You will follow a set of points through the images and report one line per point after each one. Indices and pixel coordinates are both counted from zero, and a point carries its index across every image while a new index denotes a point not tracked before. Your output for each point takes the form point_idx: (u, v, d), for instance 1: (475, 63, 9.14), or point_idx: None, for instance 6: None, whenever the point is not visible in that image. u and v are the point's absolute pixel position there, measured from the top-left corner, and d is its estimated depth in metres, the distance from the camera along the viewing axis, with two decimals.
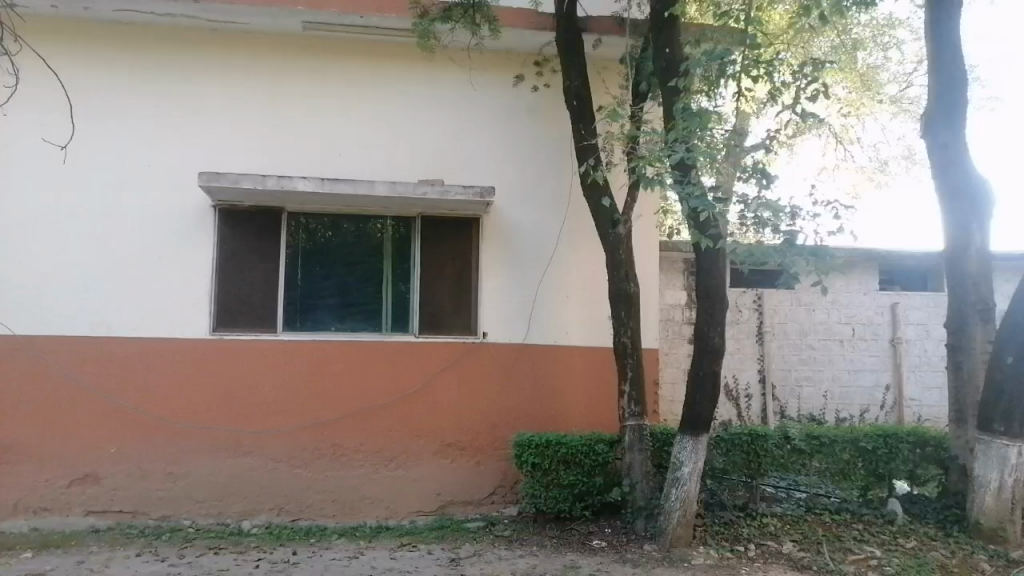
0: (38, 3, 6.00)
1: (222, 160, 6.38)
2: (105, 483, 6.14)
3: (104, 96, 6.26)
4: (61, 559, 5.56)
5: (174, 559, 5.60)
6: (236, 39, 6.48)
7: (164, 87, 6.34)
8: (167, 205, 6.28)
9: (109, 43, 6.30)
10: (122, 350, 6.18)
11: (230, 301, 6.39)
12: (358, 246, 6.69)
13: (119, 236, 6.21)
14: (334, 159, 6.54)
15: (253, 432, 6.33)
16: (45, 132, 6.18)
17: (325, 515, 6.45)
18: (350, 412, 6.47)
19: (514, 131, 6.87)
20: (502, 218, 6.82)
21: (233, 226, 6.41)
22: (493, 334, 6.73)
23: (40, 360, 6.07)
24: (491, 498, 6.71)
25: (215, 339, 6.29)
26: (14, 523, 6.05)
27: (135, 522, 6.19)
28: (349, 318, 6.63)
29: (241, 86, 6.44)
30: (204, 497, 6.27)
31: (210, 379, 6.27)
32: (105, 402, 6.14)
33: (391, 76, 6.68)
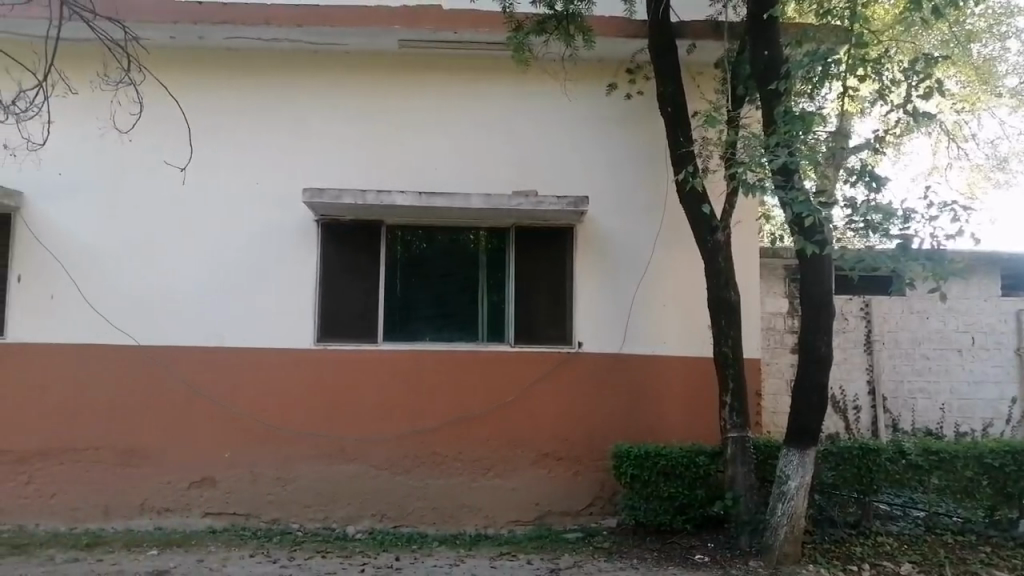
0: (158, 35, 6.43)
1: (324, 177, 6.63)
2: (220, 486, 6.47)
3: (216, 119, 6.63)
4: (183, 558, 5.89)
5: (285, 561, 5.84)
6: (337, 60, 6.73)
7: (271, 109, 6.66)
8: (275, 221, 6.58)
9: (221, 68, 6.67)
10: (235, 359, 6.50)
11: (334, 312, 6.62)
12: (454, 257, 6.81)
13: (232, 252, 6.54)
14: (430, 173, 6.69)
15: (356, 439, 6.53)
16: (167, 155, 6.59)
17: (426, 523, 6.58)
18: (448, 421, 6.58)
19: (608, 140, 6.84)
20: (597, 227, 6.79)
21: (336, 240, 6.64)
22: (589, 344, 6.70)
23: (161, 368, 6.47)
24: (589, 509, 6.66)
25: (320, 349, 6.54)
26: (140, 522, 6.44)
27: (249, 524, 6.49)
28: (446, 328, 6.75)
29: (341, 104, 6.69)
30: (312, 502, 6.51)
31: (316, 388, 6.52)
32: (220, 408, 6.47)
33: (486, 89, 6.78)
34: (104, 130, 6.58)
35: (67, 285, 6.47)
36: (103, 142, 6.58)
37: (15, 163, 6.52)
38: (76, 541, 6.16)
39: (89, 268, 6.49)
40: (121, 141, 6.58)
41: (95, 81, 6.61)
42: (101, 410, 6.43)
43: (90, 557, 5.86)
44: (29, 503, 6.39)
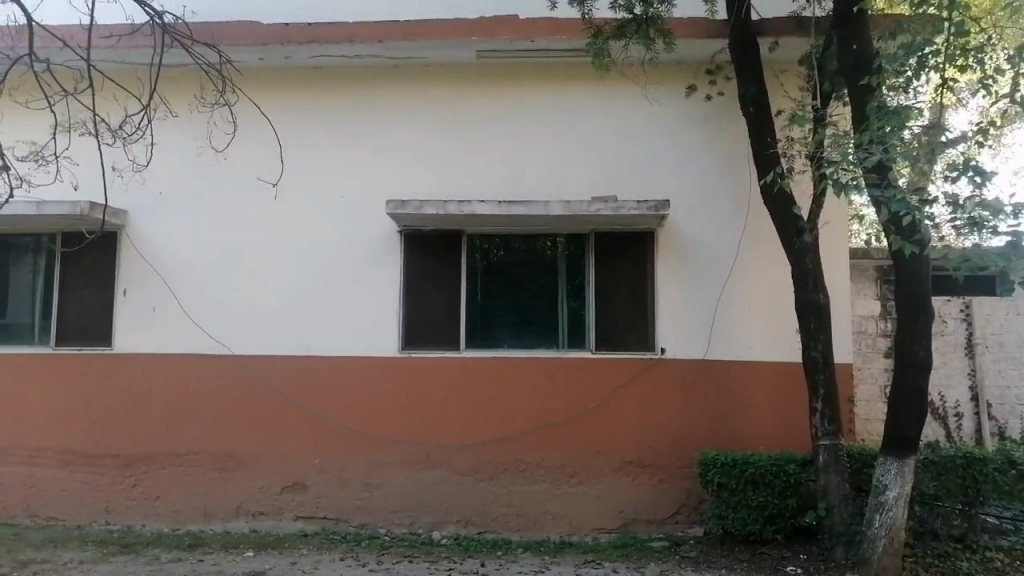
0: (249, 56, 6.72)
1: (406, 188, 6.77)
2: (311, 491, 6.67)
3: (304, 136, 6.87)
4: (278, 560, 6.09)
5: (374, 564, 5.97)
6: (417, 73, 6.87)
7: (356, 124, 6.85)
8: (360, 232, 6.76)
9: (308, 86, 6.91)
10: (324, 367, 6.70)
11: (417, 320, 6.75)
12: (532, 264, 6.85)
13: (320, 263, 6.76)
14: (510, 180, 6.74)
15: (440, 445, 6.62)
16: (260, 171, 6.87)
17: (510, 529, 6.61)
18: (531, 427, 6.60)
19: (688, 142, 6.75)
20: (678, 231, 6.70)
21: (418, 249, 6.77)
22: (672, 350, 6.61)
23: (255, 376, 6.72)
24: (675, 517, 6.56)
25: (404, 357, 6.67)
26: (237, 524, 6.69)
27: (338, 528, 6.66)
28: (527, 335, 6.78)
29: (422, 116, 6.83)
30: (399, 507, 6.63)
31: (400, 395, 6.65)
32: (309, 415, 6.68)
33: (563, 96, 6.80)
34: (201, 149, 6.90)
35: (169, 297, 6.81)
36: (200, 161, 6.90)
37: (122, 183, 6.92)
38: (179, 541, 6.46)
39: (188, 281, 6.81)
40: (217, 159, 6.89)
41: (193, 103, 6.96)
42: (199, 416, 6.72)
43: (192, 557, 6.13)
44: (136, 505, 6.72)
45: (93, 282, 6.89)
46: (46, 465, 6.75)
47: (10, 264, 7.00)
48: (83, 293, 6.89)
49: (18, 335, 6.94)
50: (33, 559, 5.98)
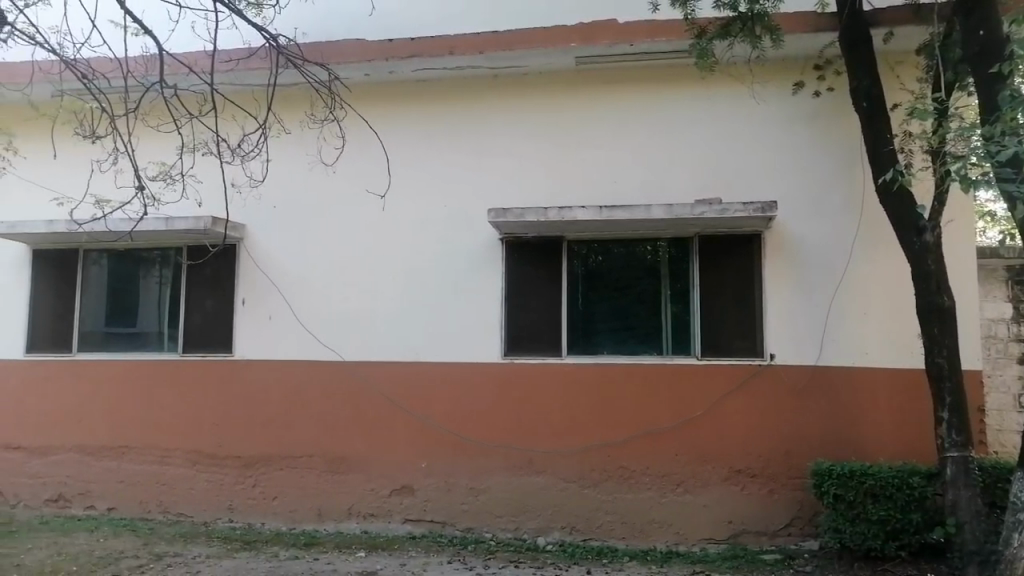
0: (354, 73, 6.97)
1: (507, 196, 6.85)
2: (418, 494, 6.82)
3: (409, 148, 7.06)
4: (389, 560, 6.27)
5: (481, 568, 6.05)
6: (516, 81, 6.94)
7: (456, 135, 6.99)
8: (463, 240, 6.88)
9: (410, 100, 7.10)
10: (429, 373, 6.85)
11: (520, 326, 6.80)
12: (632, 269, 6.77)
13: (425, 271, 6.92)
14: (610, 185, 6.70)
15: (543, 451, 6.64)
16: (369, 183, 7.10)
17: (615, 536, 6.54)
18: (635, 434, 6.52)
19: (797, 140, 6.52)
20: (787, 233, 6.47)
21: (519, 256, 6.83)
22: (782, 355, 6.38)
23: (364, 382, 6.94)
24: (788, 529, 6.32)
25: (507, 363, 6.74)
26: (349, 525, 6.93)
27: (445, 531, 6.79)
28: (629, 341, 6.70)
29: (523, 123, 6.89)
30: (504, 512, 6.69)
31: (504, 401, 6.72)
32: (416, 420, 6.84)
33: (663, 98, 6.71)
34: (313, 163, 7.21)
35: (283, 306, 7.13)
36: (311, 175, 7.20)
37: (240, 199, 7.30)
38: (296, 540, 6.74)
39: (301, 290, 7.11)
40: (327, 173, 7.18)
41: (304, 119, 7.28)
42: (312, 420, 7.01)
43: (309, 555, 6.39)
44: (256, 504, 7.06)
45: (215, 293, 7.30)
46: (176, 465, 7.19)
47: (140, 276, 7.49)
48: (205, 302, 7.31)
49: (149, 342, 7.40)
50: (166, 552, 6.39)
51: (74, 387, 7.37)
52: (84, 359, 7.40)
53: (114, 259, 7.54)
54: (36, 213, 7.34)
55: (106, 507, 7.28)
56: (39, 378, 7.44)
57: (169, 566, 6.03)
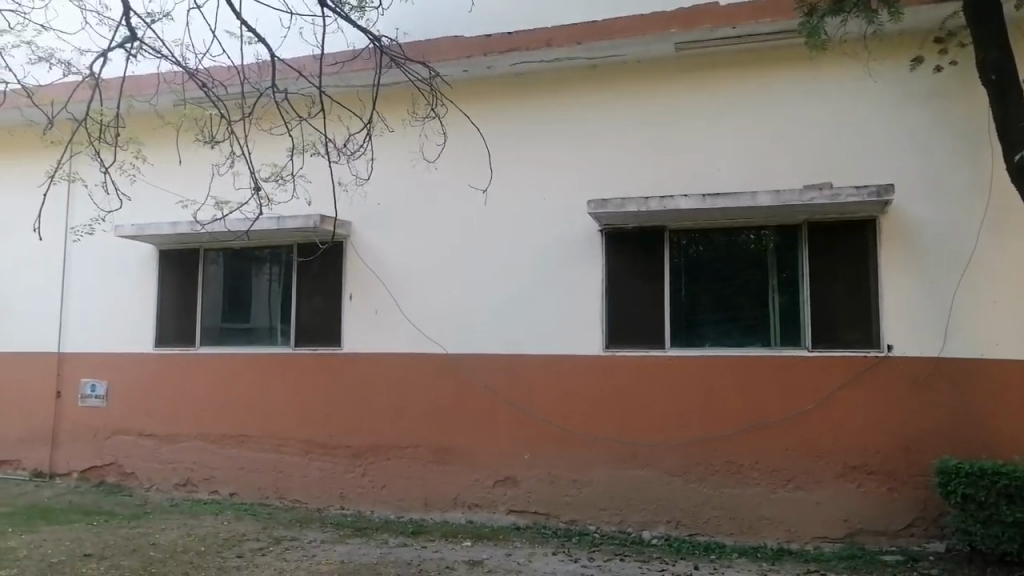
0: (454, 70, 7.08)
1: (607, 187, 6.79)
2: (522, 485, 6.88)
3: (509, 141, 7.11)
4: (494, 550, 6.35)
5: (586, 561, 6.04)
6: (615, 71, 6.85)
7: (555, 127, 6.98)
8: (563, 233, 6.87)
9: (508, 94, 7.14)
10: (531, 365, 6.89)
11: (621, 318, 6.72)
12: (737, 258, 6.57)
13: (526, 264, 6.95)
14: (713, 174, 6.54)
15: (647, 445, 6.56)
16: (470, 178, 7.19)
17: (723, 532, 6.39)
18: (742, 428, 6.35)
19: (916, 118, 6.16)
20: (906, 217, 6.12)
21: (618, 247, 6.75)
22: (901, 347, 6.06)
23: (467, 373, 7.05)
24: (910, 530, 6.01)
25: (609, 355, 6.69)
26: (454, 515, 7.06)
27: (549, 523, 6.82)
28: (735, 332, 6.52)
29: (622, 113, 6.81)
30: (607, 505, 6.66)
31: (607, 393, 6.67)
32: (518, 412, 6.90)
33: (771, 82, 6.47)
34: (416, 160, 7.36)
35: (388, 301, 7.33)
36: (415, 172, 7.36)
37: (347, 197, 7.55)
38: (404, 528, 6.92)
39: (405, 284, 7.29)
40: (430, 169, 7.31)
41: (407, 118, 7.44)
42: (418, 412, 7.18)
43: (417, 543, 6.56)
44: (366, 493, 7.30)
45: (324, 289, 7.57)
46: (290, 453, 7.52)
47: (253, 273, 7.86)
48: (314, 298, 7.60)
49: (263, 336, 7.76)
50: (284, 536, 6.70)
51: (198, 379, 7.81)
52: (207, 352, 7.83)
53: (230, 257, 7.94)
54: (162, 215, 7.82)
55: (228, 492, 7.68)
56: (166, 370, 7.91)
57: (288, 549, 6.32)
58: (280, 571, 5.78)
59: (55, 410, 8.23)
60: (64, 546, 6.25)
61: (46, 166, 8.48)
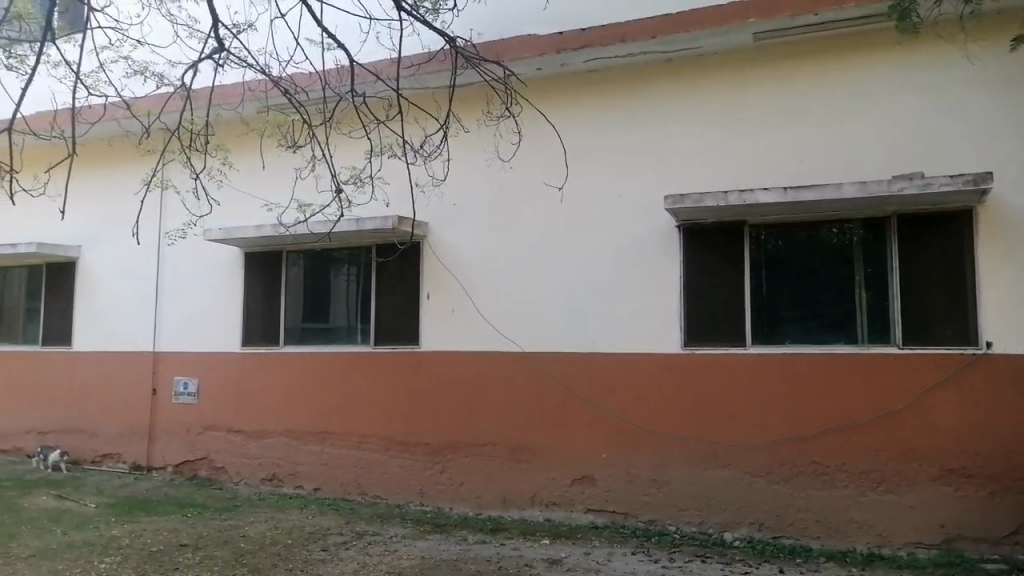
0: (527, 69, 7.11)
1: (684, 183, 6.68)
2: (600, 484, 6.84)
3: (584, 139, 7.08)
4: (572, 549, 6.33)
5: (666, 561, 5.96)
6: (691, 64, 6.73)
7: (630, 123, 6.91)
8: (639, 229, 6.79)
9: (582, 91, 7.11)
10: (608, 364, 6.84)
11: (700, 315, 6.60)
12: (821, 253, 6.35)
13: (602, 262, 6.90)
14: (795, 166, 6.35)
15: (729, 445, 6.42)
16: (545, 176, 7.19)
17: (810, 536, 6.20)
18: (829, 428, 6.14)
19: (1016, 103, 5.84)
20: (1005, 207, 5.80)
21: (696, 243, 6.63)
22: (1001, 344, 5.75)
23: (543, 371, 7.06)
24: (1014, 537, 5.70)
25: (688, 353, 6.58)
26: (532, 513, 7.08)
27: (627, 522, 6.75)
28: (820, 330, 6.30)
29: (699, 107, 6.69)
30: (687, 505, 6.55)
31: (686, 392, 6.56)
32: (596, 410, 6.86)
33: (857, 69, 6.24)
34: (491, 160, 7.41)
35: (465, 300, 7.40)
36: (491, 171, 7.40)
37: (424, 198, 7.66)
38: (483, 525, 6.98)
39: (482, 283, 7.35)
40: (504, 169, 7.35)
41: (481, 118, 7.50)
42: (494, 410, 7.23)
43: (496, 540, 6.60)
44: (444, 489, 7.39)
45: (401, 289, 7.71)
46: (370, 450, 7.68)
47: (333, 274, 8.06)
48: (391, 298, 7.74)
49: (343, 335, 7.95)
50: (366, 531, 6.85)
51: (282, 377, 8.07)
52: (291, 351, 8.08)
53: (310, 259, 8.16)
54: (248, 219, 8.11)
55: (312, 487, 7.91)
56: (252, 369, 8.20)
57: (370, 544, 6.46)
58: (364, 565, 5.91)
59: (151, 407, 8.64)
60: (161, 537, 6.56)
61: (141, 174, 8.90)
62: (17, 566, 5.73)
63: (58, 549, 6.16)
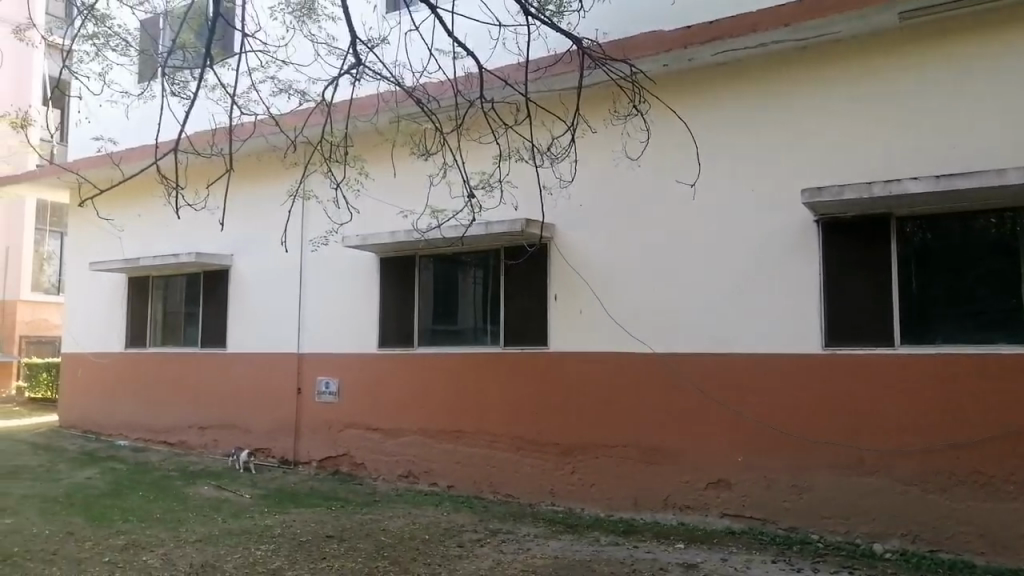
0: (653, 66, 7.01)
1: (823, 176, 6.39)
2: (736, 489, 6.64)
3: (715, 134, 6.91)
4: (708, 554, 6.17)
5: (810, 572, 5.69)
6: (829, 51, 6.42)
7: (763, 116, 6.68)
8: (774, 225, 6.54)
9: (711, 86, 6.95)
10: (744, 365, 6.63)
11: (842, 314, 6.27)
12: (979, 246, 5.88)
13: (735, 259, 6.70)
14: (949, 152, 5.92)
15: (877, 451, 6.05)
16: (676, 173, 7.06)
17: (972, 550, 5.75)
18: (994, 435, 5.66)
19: None
20: None
21: (838, 238, 6.30)
22: None
23: (675, 372, 6.94)
24: None
25: (830, 354, 6.27)
26: (666, 516, 6.96)
27: (766, 529, 6.51)
28: (979, 329, 5.83)
29: (839, 95, 6.37)
30: (832, 514, 6.24)
31: (829, 395, 6.25)
32: (731, 413, 6.67)
33: (1019, 46, 5.73)
34: (618, 159, 7.37)
35: (594, 301, 7.39)
36: (619, 170, 7.36)
37: (552, 200, 7.72)
38: (615, 527, 6.94)
39: (610, 283, 7.31)
40: (633, 167, 7.29)
41: (608, 118, 7.47)
42: (625, 412, 7.17)
43: (629, 542, 6.54)
44: (575, 490, 7.40)
45: (530, 290, 7.79)
46: (502, 449, 7.81)
47: (463, 277, 8.25)
48: (520, 300, 7.84)
49: (473, 336, 8.11)
50: (499, 528, 6.96)
51: (416, 377, 8.35)
52: (424, 352, 8.34)
53: (441, 262, 8.39)
54: (384, 225, 8.48)
55: (446, 484, 8.14)
56: (388, 370, 8.54)
57: (504, 542, 6.56)
58: (498, 562, 6.02)
59: (297, 405, 9.18)
60: (309, 527, 6.95)
61: (285, 187, 9.48)
62: (185, 550, 6.22)
63: (220, 535, 6.65)
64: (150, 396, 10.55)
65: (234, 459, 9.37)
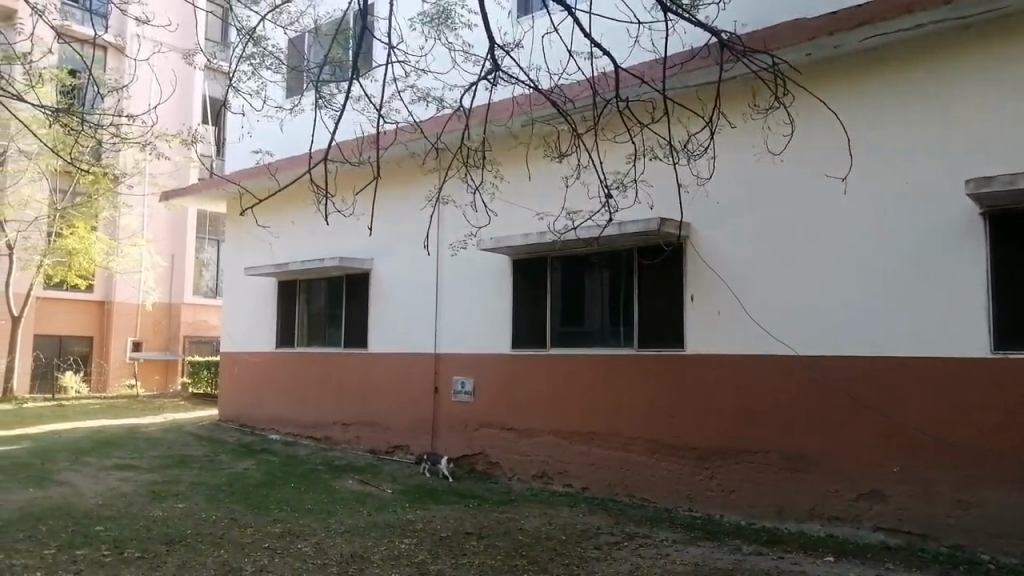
0: (795, 56, 6.73)
1: (991, 164, 5.89)
2: (891, 501, 6.23)
3: (868, 125, 6.53)
4: (862, 569, 5.82)
5: None
6: (996, 28, 5.92)
7: (921, 103, 6.25)
8: (933, 219, 6.10)
9: (861, 74, 6.59)
10: (901, 369, 6.21)
11: (1014, 316, 5.74)
12: None
13: (890, 256, 6.30)
14: None
15: None
16: (823, 167, 6.72)
17: None
18: None
19: None
20: None
21: (1008, 232, 5.78)
22: None
23: (822, 376, 6.60)
24: None
25: (999, 359, 5.75)
26: (813, 526, 6.63)
27: (927, 546, 6.06)
28: None
29: (1008, 76, 5.86)
30: (1005, 533, 5.73)
31: (1000, 403, 5.74)
32: (886, 420, 6.26)
33: None
34: (760, 154, 7.12)
35: (733, 302, 7.17)
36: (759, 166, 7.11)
37: (688, 198, 7.56)
38: (757, 535, 6.68)
39: (750, 283, 7.07)
40: (775, 162, 7.01)
41: (748, 112, 7.23)
42: (769, 416, 6.89)
43: (774, 553, 6.28)
44: (714, 496, 7.20)
45: (664, 292, 7.64)
46: (637, 452, 7.71)
47: (593, 277, 8.19)
48: (654, 300, 7.71)
49: (605, 337, 8.05)
50: (636, 532, 6.87)
51: (550, 378, 8.40)
52: (557, 353, 8.37)
53: (572, 262, 8.36)
54: (520, 227, 8.61)
55: (581, 485, 8.14)
56: (522, 370, 8.64)
57: (642, 546, 6.47)
58: (638, 566, 5.94)
59: (433, 403, 9.46)
60: (449, 523, 7.13)
61: (424, 192, 9.81)
62: (336, 540, 6.55)
63: (367, 527, 6.95)
64: (298, 393, 11.19)
65: (427, 467, 9.05)
